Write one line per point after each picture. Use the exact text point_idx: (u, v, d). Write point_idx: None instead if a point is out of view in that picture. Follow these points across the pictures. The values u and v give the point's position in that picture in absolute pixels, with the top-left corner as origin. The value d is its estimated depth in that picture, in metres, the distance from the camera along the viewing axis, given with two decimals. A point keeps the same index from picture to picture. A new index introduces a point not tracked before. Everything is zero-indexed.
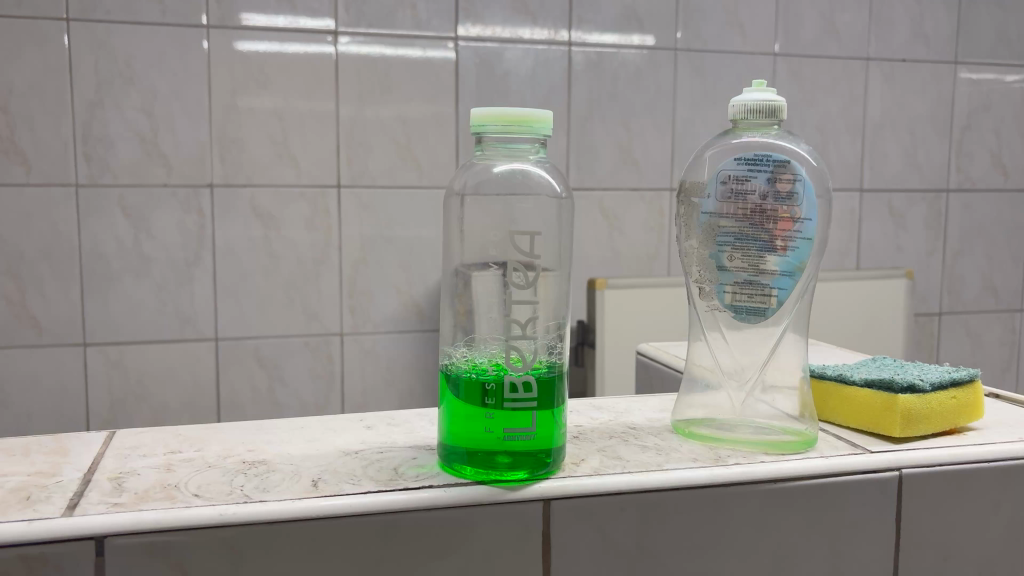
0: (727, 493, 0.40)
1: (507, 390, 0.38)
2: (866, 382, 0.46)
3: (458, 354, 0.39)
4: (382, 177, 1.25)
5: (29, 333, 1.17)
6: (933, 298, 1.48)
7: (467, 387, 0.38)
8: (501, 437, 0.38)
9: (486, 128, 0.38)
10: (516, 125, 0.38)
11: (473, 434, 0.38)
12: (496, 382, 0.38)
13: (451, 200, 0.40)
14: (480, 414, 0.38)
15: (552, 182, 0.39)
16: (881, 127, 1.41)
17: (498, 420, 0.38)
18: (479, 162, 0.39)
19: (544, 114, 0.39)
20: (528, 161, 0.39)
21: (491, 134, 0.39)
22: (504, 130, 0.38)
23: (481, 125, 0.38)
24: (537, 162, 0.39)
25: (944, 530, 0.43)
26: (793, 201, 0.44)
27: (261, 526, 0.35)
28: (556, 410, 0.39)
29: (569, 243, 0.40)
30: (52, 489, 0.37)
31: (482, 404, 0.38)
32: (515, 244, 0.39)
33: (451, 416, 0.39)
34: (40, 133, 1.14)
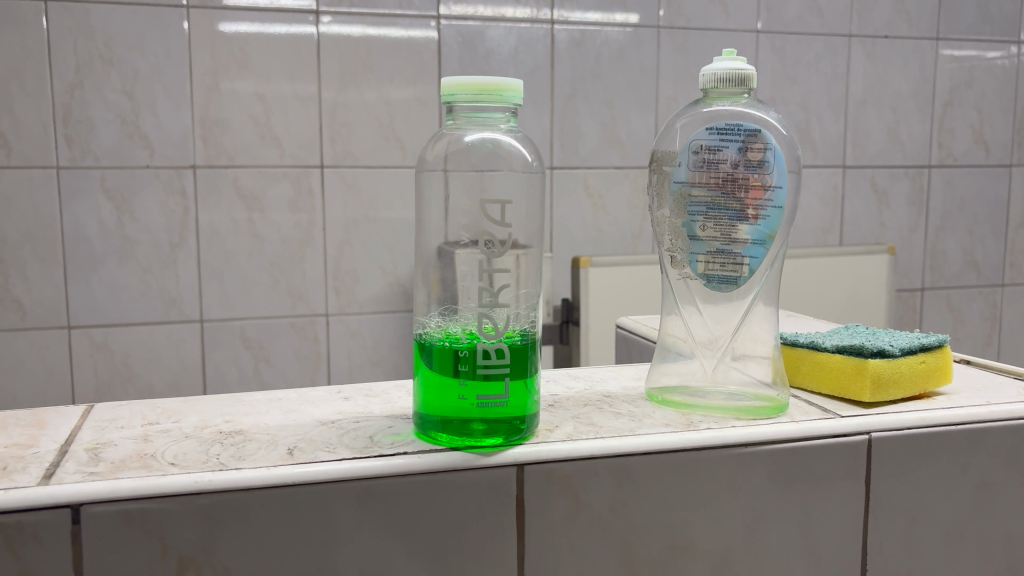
0: (699, 458, 0.41)
1: (482, 356, 0.38)
2: (837, 349, 0.47)
3: (431, 325, 0.40)
4: (366, 156, 1.25)
5: (13, 316, 1.17)
6: (916, 274, 1.49)
7: (440, 356, 0.39)
8: (474, 406, 0.39)
9: (458, 98, 0.39)
10: (486, 94, 0.38)
11: (447, 400, 0.39)
12: (469, 349, 0.38)
13: (425, 171, 0.40)
14: (454, 382, 0.38)
15: (523, 151, 0.39)
16: (864, 103, 1.42)
17: (471, 387, 0.38)
18: (450, 133, 0.40)
19: (515, 83, 0.39)
20: (500, 131, 0.40)
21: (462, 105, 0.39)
22: (475, 99, 0.38)
23: (452, 95, 0.39)
24: (508, 132, 0.39)
25: (912, 493, 0.43)
26: (764, 169, 0.44)
27: (236, 493, 0.36)
28: (529, 378, 0.40)
29: (541, 214, 0.41)
30: (28, 459, 0.37)
31: (456, 372, 0.38)
32: (488, 214, 0.39)
33: (426, 385, 0.40)
34: (20, 116, 1.13)
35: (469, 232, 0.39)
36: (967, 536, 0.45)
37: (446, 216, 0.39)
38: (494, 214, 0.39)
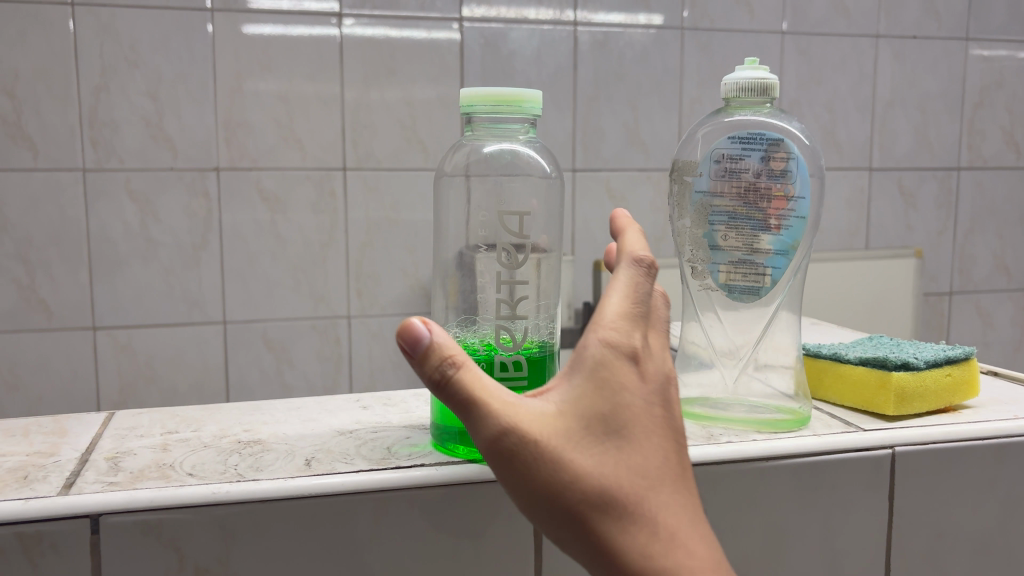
0: (720, 471, 0.40)
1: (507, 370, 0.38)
2: (860, 360, 0.46)
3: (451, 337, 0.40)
4: (389, 159, 1.25)
5: (39, 317, 1.18)
6: (944, 278, 1.47)
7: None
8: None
9: (479, 108, 0.39)
10: (505, 106, 0.38)
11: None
12: (485, 362, 0.38)
13: (443, 181, 0.41)
14: None
15: (541, 162, 0.39)
16: (891, 104, 1.40)
17: None
18: (470, 144, 0.40)
19: (534, 94, 0.39)
20: (519, 142, 0.40)
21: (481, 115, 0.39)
22: (494, 110, 0.38)
23: (473, 106, 0.38)
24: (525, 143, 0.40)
25: (937, 508, 0.43)
26: (787, 179, 0.44)
27: (254, 504, 0.35)
28: None
29: (559, 223, 0.41)
30: (49, 468, 0.37)
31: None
32: (506, 225, 0.39)
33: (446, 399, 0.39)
34: (47, 119, 1.15)
35: (488, 241, 0.40)
36: (993, 552, 0.44)
37: (468, 222, 0.40)
38: (513, 225, 0.39)
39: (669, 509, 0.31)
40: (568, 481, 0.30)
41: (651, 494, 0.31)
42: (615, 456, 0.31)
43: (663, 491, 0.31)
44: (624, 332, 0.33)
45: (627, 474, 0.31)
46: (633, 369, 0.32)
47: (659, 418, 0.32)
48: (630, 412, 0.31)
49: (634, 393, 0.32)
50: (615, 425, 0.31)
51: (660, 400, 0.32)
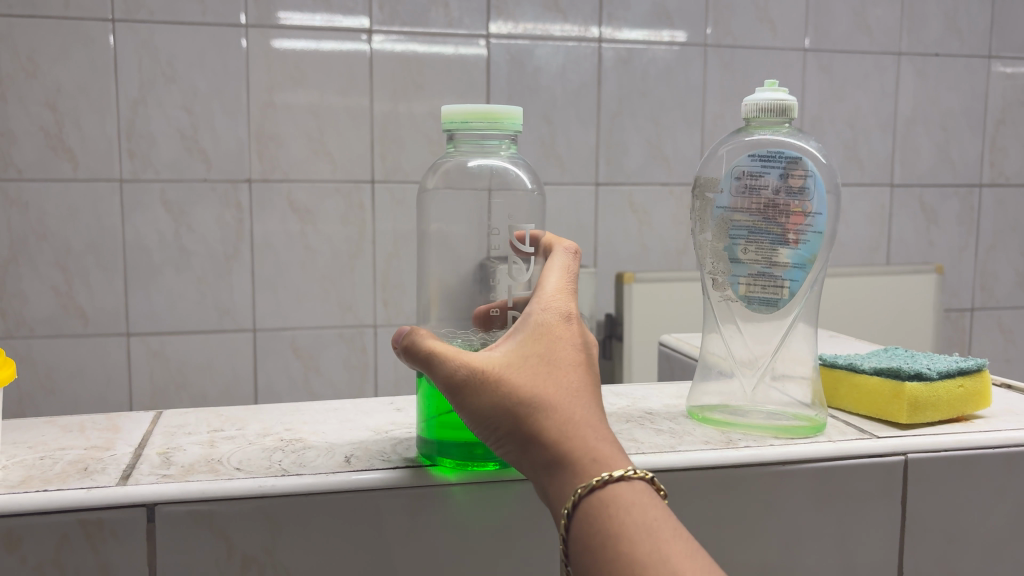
0: (739, 474, 0.42)
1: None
2: (875, 371, 0.48)
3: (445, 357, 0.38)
4: (415, 172, 1.28)
5: (75, 323, 1.22)
6: (966, 294, 1.48)
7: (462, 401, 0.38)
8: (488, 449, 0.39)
9: (474, 125, 0.39)
10: (497, 121, 0.39)
11: (462, 436, 0.39)
12: None
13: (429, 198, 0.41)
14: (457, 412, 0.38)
15: (524, 177, 0.40)
16: (912, 121, 1.41)
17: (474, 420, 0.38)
18: (455, 158, 0.40)
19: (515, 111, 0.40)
20: (500, 156, 0.40)
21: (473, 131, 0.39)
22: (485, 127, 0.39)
23: (469, 123, 0.39)
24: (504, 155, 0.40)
25: (949, 514, 0.44)
26: (804, 196, 0.46)
27: (299, 498, 0.38)
28: None
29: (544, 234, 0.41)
30: (107, 461, 0.40)
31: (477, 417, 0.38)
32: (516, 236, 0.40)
33: (439, 415, 0.39)
34: (86, 131, 1.18)
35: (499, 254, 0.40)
36: (1003, 557, 0.45)
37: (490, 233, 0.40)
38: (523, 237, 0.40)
39: (585, 406, 0.34)
40: (501, 388, 0.34)
41: (570, 393, 0.34)
42: (541, 370, 0.35)
43: (580, 394, 0.35)
44: (560, 298, 0.37)
45: (553, 384, 0.34)
46: (557, 312, 0.37)
47: (583, 353, 0.36)
48: (558, 345, 0.36)
49: (560, 330, 0.36)
50: (542, 350, 0.35)
51: (582, 339, 0.37)
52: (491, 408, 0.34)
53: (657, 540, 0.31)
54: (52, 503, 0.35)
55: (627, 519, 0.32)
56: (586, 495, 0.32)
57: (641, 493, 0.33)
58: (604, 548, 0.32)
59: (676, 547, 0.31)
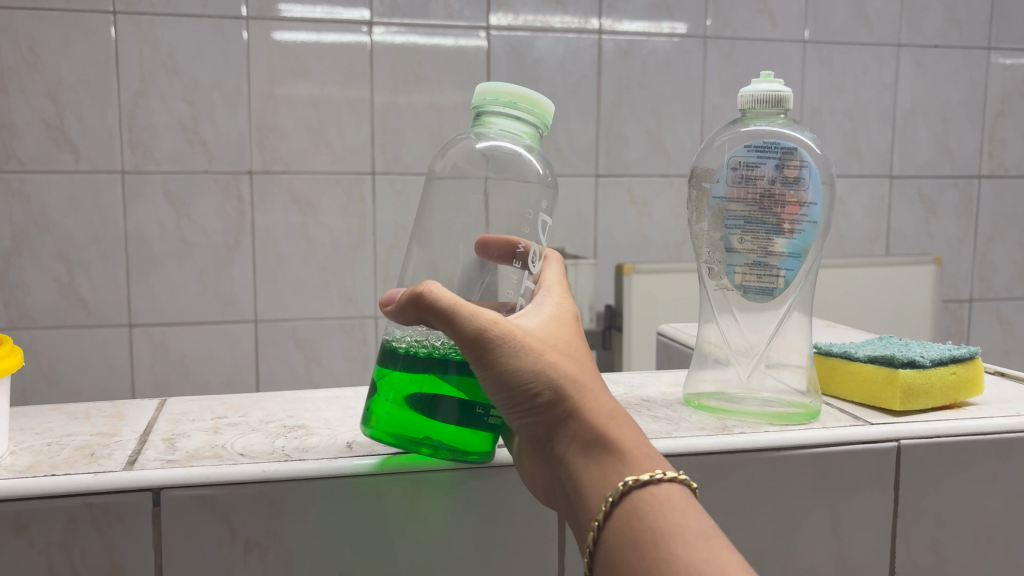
0: (734, 459, 0.43)
1: (440, 394, 0.36)
2: (869, 358, 0.48)
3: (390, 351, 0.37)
4: (416, 163, 1.28)
5: (78, 314, 1.23)
6: (964, 285, 1.49)
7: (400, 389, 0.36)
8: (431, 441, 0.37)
9: (506, 106, 0.39)
10: (533, 107, 0.39)
11: (407, 428, 0.37)
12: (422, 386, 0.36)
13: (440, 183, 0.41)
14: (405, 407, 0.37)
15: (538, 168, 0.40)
16: (911, 113, 1.41)
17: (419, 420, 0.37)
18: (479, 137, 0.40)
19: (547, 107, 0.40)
20: (522, 144, 0.40)
21: (503, 112, 0.39)
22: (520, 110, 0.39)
23: (502, 102, 0.39)
24: (528, 141, 0.40)
25: (941, 499, 0.45)
26: (800, 186, 0.46)
27: (301, 482, 0.38)
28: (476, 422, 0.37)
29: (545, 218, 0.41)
30: (112, 447, 0.40)
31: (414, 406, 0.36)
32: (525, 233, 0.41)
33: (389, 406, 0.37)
34: (88, 123, 1.19)
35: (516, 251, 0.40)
36: (994, 542, 0.46)
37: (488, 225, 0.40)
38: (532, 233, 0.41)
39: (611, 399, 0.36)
40: (546, 358, 0.35)
41: (600, 383, 0.36)
42: (574, 356, 0.36)
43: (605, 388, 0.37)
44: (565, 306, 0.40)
45: (586, 373, 0.36)
46: (569, 317, 0.39)
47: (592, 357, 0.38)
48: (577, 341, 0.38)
49: (574, 331, 0.38)
50: (567, 341, 0.37)
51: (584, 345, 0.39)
52: (533, 374, 0.34)
53: (707, 540, 0.32)
54: (59, 488, 0.36)
55: (682, 522, 0.32)
56: (640, 486, 0.33)
57: (685, 493, 0.34)
58: (659, 542, 0.32)
59: (725, 550, 0.32)
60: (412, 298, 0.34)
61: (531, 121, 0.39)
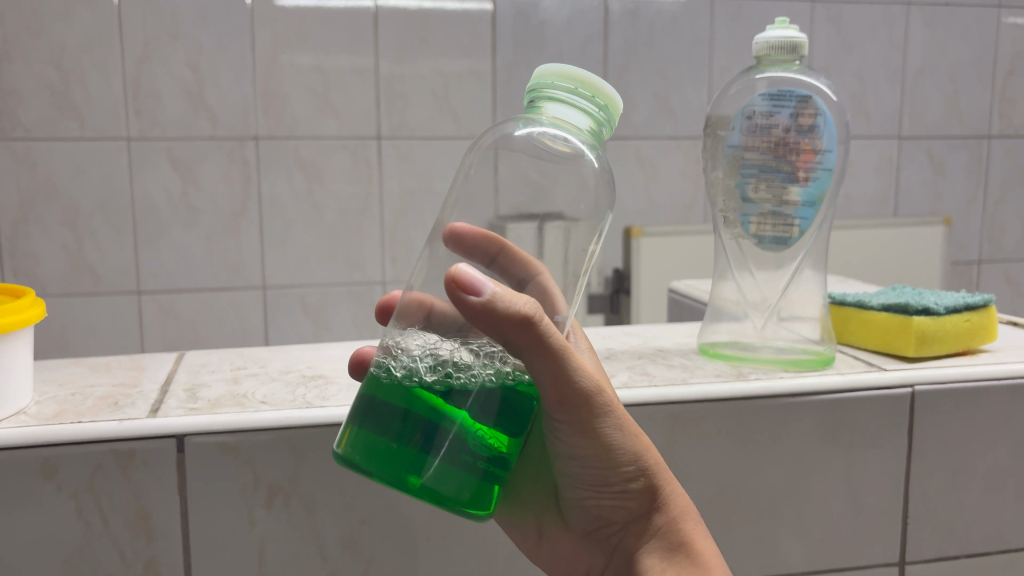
0: (749, 405, 0.43)
1: (442, 418, 0.30)
2: (884, 307, 0.49)
3: (370, 375, 0.32)
4: (422, 128, 1.28)
5: (86, 282, 1.23)
6: (973, 247, 1.49)
7: (380, 414, 0.30)
8: (420, 481, 0.30)
9: (594, 107, 0.35)
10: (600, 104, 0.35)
11: (389, 454, 0.30)
12: (417, 401, 0.30)
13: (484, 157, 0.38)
14: (390, 429, 0.30)
15: (588, 159, 0.36)
16: (921, 72, 1.40)
17: (401, 447, 0.30)
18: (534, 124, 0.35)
19: (613, 100, 0.35)
20: (579, 139, 0.35)
21: (587, 112, 0.34)
22: (587, 103, 0.34)
23: (596, 103, 0.34)
24: (587, 139, 0.35)
25: (955, 444, 0.45)
26: (815, 134, 0.46)
27: (322, 428, 0.39)
28: (468, 465, 0.31)
29: (583, 194, 0.37)
30: (135, 396, 0.41)
31: (400, 436, 0.30)
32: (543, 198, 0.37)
33: (373, 424, 0.31)
34: (93, 90, 1.18)
35: (530, 213, 0.37)
36: (1006, 487, 0.46)
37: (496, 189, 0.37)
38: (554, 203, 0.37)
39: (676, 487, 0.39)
40: (643, 443, 0.36)
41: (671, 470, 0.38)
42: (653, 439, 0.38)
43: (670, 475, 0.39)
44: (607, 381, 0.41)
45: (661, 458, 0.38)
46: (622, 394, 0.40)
47: None
48: None
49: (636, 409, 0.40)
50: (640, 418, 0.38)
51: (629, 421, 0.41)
52: (633, 458, 0.35)
53: None
54: (85, 432, 0.37)
55: None
56: None
57: None
58: None
59: None
60: (516, 323, 0.30)
61: (595, 116, 0.35)
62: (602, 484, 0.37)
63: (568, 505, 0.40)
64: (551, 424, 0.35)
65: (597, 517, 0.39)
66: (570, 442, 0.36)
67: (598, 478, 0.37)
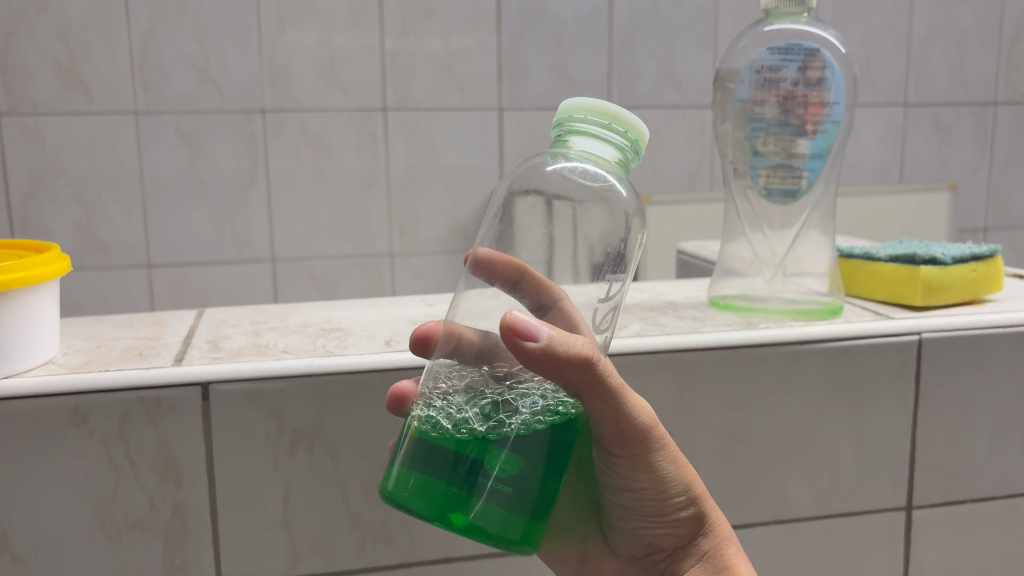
0: (759, 353, 0.44)
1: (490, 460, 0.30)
2: (891, 258, 0.49)
3: (417, 419, 0.32)
4: (428, 100, 1.28)
5: (97, 256, 1.24)
6: (978, 214, 1.49)
7: (429, 458, 0.31)
8: (467, 519, 0.30)
9: (625, 140, 0.34)
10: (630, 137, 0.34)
11: (437, 495, 0.30)
12: (464, 443, 0.30)
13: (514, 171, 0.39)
14: (438, 471, 0.30)
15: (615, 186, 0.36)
16: (928, 39, 1.39)
17: (449, 486, 0.30)
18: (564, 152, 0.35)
19: (642, 131, 0.35)
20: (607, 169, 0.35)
21: (617, 146, 0.34)
22: (618, 136, 0.34)
23: (627, 138, 0.34)
24: (616, 168, 0.35)
25: (961, 391, 0.46)
26: (823, 87, 0.47)
27: (343, 376, 0.40)
28: (513, 507, 0.31)
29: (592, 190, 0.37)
30: (159, 348, 0.42)
31: (450, 479, 0.30)
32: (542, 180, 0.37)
33: (422, 466, 0.31)
34: (99, 64, 1.19)
35: (538, 191, 0.38)
36: (1012, 434, 0.47)
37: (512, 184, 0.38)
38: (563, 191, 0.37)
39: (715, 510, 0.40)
40: (690, 472, 0.37)
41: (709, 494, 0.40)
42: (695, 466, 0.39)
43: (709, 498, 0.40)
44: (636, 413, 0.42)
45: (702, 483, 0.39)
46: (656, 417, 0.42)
47: None
48: None
49: None
50: None
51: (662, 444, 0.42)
52: (683, 487, 0.37)
53: None
54: (113, 380, 0.38)
55: None
56: None
57: None
58: None
59: None
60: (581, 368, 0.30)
61: (623, 146, 0.34)
62: (653, 515, 0.38)
63: (617, 533, 0.41)
64: (607, 458, 0.37)
65: (646, 545, 0.40)
66: (627, 476, 0.37)
67: (650, 508, 0.38)
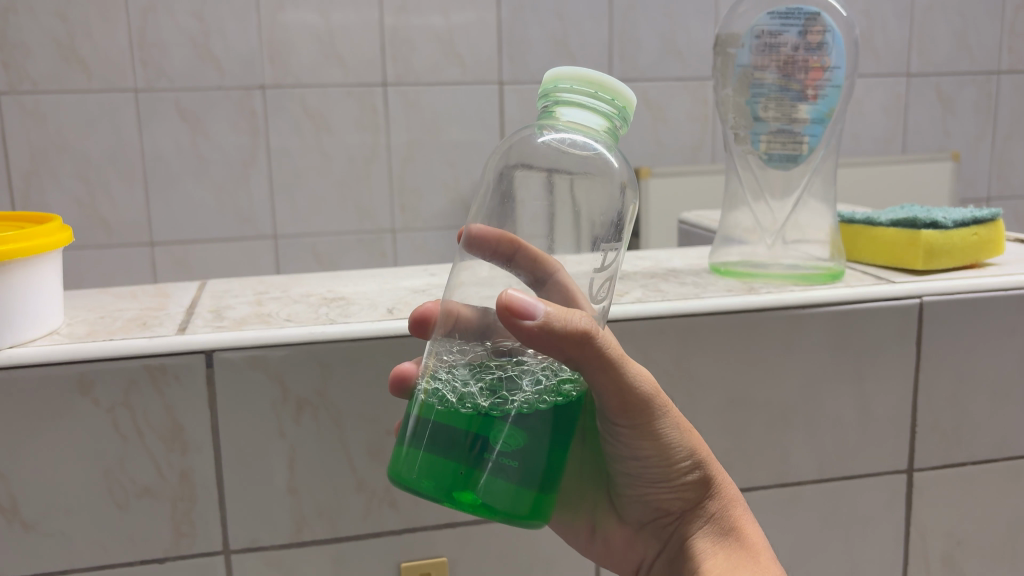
0: (760, 318, 0.44)
1: (493, 438, 0.30)
2: (892, 223, 0.49)
3: (423, 395, 0.32)
4: (428, 74, 1.27)
5: (99, 234, 1.25)
6: (981, 184, 1.48)
7: (436, 437, 0.31)
8: (474, 497, 0.31)
9: (613, 109, 0.33)
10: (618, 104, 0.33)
11: (442, 475, 0.31)
12: (467, 421, 0.30)
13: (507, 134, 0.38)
14: (443, 449, 0.31)
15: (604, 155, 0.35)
16: (931, 8, 1.38)
17: (453, 466, 0.31)
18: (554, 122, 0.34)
19: (630, 98, 0.34)
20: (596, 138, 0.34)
21: (605, 114, 0.33)
22: (606, 105, 0.33)
23: (614, 105, 0.33)
24: (605, 137, 0.34)
25: (962, 354, 0.46)
26: (824, 51, 0.47)
27: (345, 342, 0.40)
28: (518, 482, 0.31)
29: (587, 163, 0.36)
30: (163, 317, 0.42)
31: (457, 459, 0.31)
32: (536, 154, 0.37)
33: (427, 446, 0.31)
34: (98, 40, 1.18)
35: (535, 164, 0.37)
36: (1013, 395, 0.48)
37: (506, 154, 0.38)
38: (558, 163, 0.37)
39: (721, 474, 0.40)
40: (694, 437, 0.38)
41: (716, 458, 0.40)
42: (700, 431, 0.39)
43: None
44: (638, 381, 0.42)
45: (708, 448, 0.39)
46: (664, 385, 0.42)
47: None
48: None
49: None
50: None
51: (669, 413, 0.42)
52: (688, 452, 0.37)
53: None
54: (118, 348, 0.38)
55: None
56: None
57: None
58: None
59: None
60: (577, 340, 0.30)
61: (611, 115, 0.33)
62: (660, 480, 0.38)
63: (624, 500, 0.41)
64: (612, 427, 0.37)
65: (654, 510, 0.40)
66: (632, 444, 0.37)
67: (656, 474, 0.38)
